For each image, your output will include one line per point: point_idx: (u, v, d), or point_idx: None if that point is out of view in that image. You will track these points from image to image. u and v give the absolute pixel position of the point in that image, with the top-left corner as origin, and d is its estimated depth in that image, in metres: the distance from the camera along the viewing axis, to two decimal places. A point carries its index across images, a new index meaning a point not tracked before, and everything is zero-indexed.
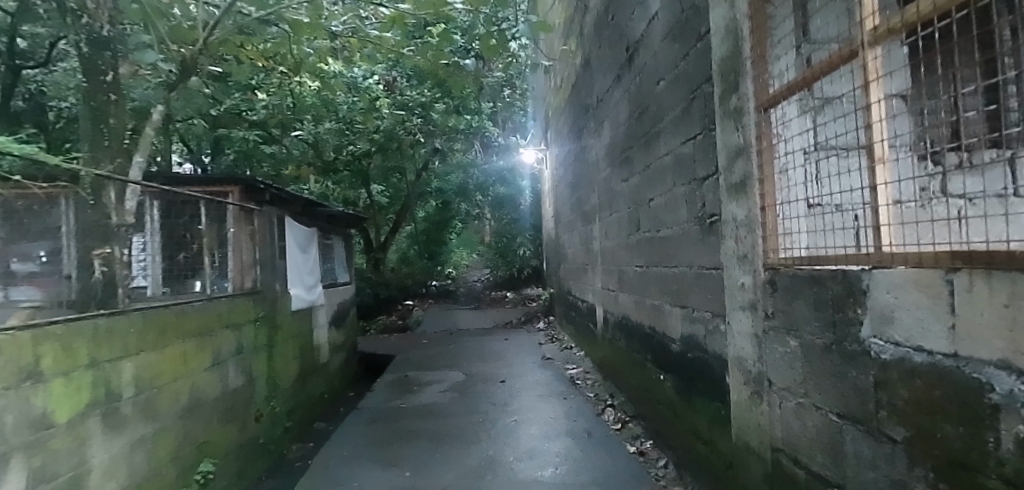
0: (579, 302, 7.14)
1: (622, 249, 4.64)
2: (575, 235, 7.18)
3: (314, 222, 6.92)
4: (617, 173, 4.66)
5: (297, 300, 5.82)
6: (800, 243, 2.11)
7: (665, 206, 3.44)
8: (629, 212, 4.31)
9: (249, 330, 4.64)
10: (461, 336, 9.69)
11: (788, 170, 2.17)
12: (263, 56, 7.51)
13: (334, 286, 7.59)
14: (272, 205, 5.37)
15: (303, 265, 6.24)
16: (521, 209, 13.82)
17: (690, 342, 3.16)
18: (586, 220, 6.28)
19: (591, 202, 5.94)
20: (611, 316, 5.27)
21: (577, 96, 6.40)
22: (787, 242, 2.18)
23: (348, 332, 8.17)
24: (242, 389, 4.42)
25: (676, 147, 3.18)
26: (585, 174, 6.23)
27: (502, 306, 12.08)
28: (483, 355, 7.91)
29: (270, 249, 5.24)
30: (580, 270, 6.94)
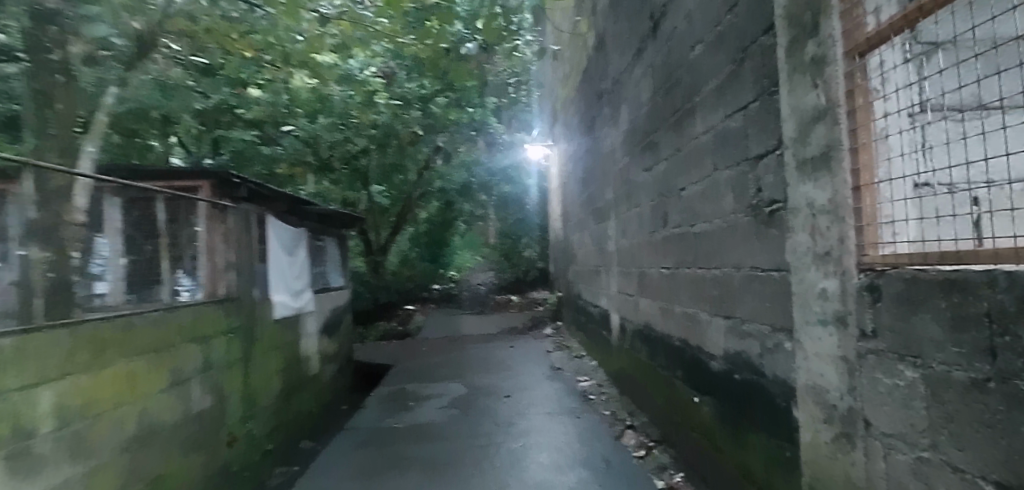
0: (591, 307, 6.56)
1: (645, 248, 4.05)
2: (587, 234, 6.59)
3: (303, 221, 6.35)
4: (638, 162, 4.08)
5: (281, 307, 5.27)
6: (916, 234, 1.50)
7: (703, 196, 2.86)
8: (654, 206, 3.72)
9: (221, 342, 4.07)
10: (464, 344, 9.10)
11: (895, 134, 1.55)
12: (251, 47, 6.96)
13: (327, 290, 7.03)
14: (251, 202, 4.77)
15: (291, 268, 5.70)
16: (527, 208, 13.28)
17: (736, 360, 2.57)
18: (600, 217, 5.69)
19: (605, 197, 5.36)
20: (629, 324, 4.66)
21: (589, 81, 5.81)
22: (895, 234, 1.57)
23: (341, 340, 7.60)
24: (211, 412, 3.85)
25: (719, 122, 2.60)
26: (599, 167, 5.65)
27: (507, 311, 11.49)
28: (486, 364, 7.33)
29: (250, 251, 4.67)
30: (592, 272, 6.36)
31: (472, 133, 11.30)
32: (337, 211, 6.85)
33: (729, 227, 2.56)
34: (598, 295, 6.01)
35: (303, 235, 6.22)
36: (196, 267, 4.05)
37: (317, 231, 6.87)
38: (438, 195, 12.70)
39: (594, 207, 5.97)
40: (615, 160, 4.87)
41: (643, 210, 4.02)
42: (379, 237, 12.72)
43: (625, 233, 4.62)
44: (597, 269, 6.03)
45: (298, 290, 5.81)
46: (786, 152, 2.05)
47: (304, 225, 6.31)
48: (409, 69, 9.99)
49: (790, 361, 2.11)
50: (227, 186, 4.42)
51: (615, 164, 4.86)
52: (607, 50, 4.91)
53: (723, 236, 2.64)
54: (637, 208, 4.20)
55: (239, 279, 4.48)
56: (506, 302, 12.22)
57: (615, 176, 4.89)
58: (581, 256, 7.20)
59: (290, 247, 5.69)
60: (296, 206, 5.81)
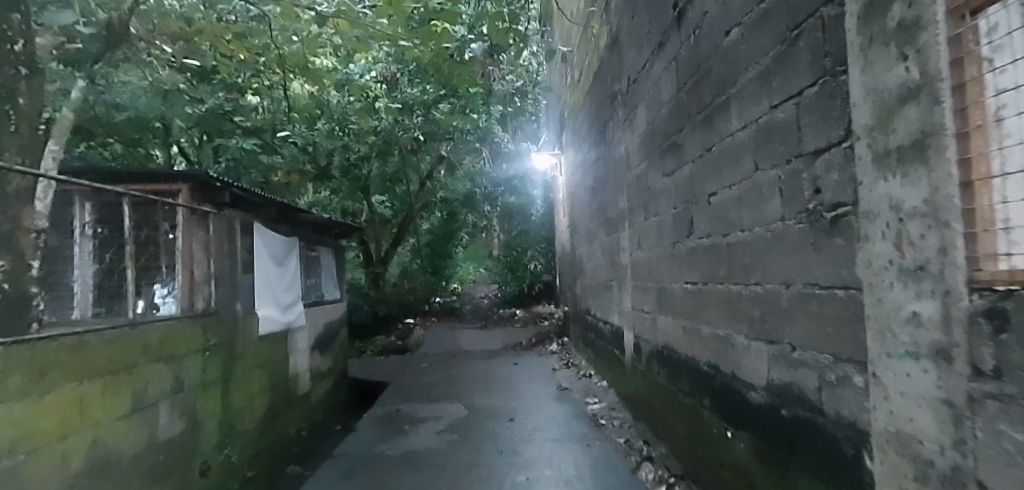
0: (601, 323, 6.15)
1: (665, 260, 3.67)
2: (597, 245, 6.21)
3: (296, 230, 5.99)
4: (657, 166, 3.72)
5: (268, 322, 4.88)
6: None
7: (739, 201, 2.49)
8: (677, 213, 3.35)
9: (195, 361, 3.67)
10: (466, 360, 8.70)
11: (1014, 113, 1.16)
12: (245, 48, 6.65)
13: (321, 303, 6.67)
14: (235, 208, 4.40)
15: (280, 280, 5.31)
16: (532, 219, 12.86)
17: (783, 393, 2.18)
18: (612, 228, 5.31)
19: (618, 205, 4.98)
20: (645, 343, 4.27)
21: (601, 84, 5.47)
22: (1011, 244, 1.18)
23: (336, 356, 7.21)
24: (180, 439, 3.45)
25: (762, 114, 2.23)
26: (611, 175, 5.30)
27: (511, 325, 11.08)
28: (488, 383, 6.91)
29: (234, 261, 4.30)
30: (602, 286, 5.97)
31: (475, 141, 10.93)
32: (333, 219, 6.49)
33: (775, 236, 2.18)
34: (609, 311, 5.61)
35: (296, 245, 5.85)
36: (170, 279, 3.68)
37: (313, 241, 6.51)
38: (441, 205, 12.36)
39: (606, 217, 5.59)
40: (630, 165, 4.51)
41: (664, 218, 3.64)
42: (379, 248, 12.35)
43: (641, 245, 4.24)
44: (608, 283, 5.64)
45: (286, 303, 5.42)
46: (857, 143, 1.68)
47: (298, 234, 5.95)
48: (411, 74, 9.65)
49: (861, 400, 1.72)
50: (211, 190, 4.07)
51: (630, 170, 4.50)
52: (621, 48, 4.57)
53: (766, 247, 2.26)
54: (655, 216, 3.82)
55: (222, 292, 4.10)
56: (509, 316, 11.79)
57: (630, 184, 4.53)
58: (590, 269, 6.80)
59: (279, 256, 5.31)
60: (288, 213, 5.45)
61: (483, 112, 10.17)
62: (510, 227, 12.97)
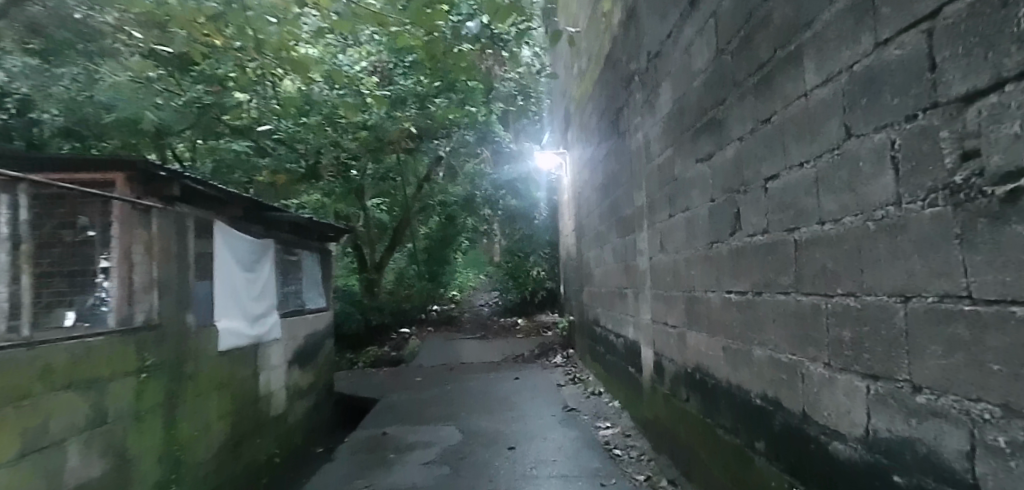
0: (612, 336, 5.48)
1: (697, 265, 3.02)
2: (608, 249, 5.55)
3: (273, 231, 5.36)
4: (688, 151, 3.08)
5: (230, 336, 4.23)
6: None
7: (818, 184, 1.84)
8: (716, 208, 2.71)
9: (126, 387, 3.01)
10: (463, 373, 8.05)
11: None
12: (218, 31, 6.04)
13: (302, 313, 6.03)
14: (187, 204, 3.73)
15: (250, 288, 4.66)
16: (536, 224, 12.09)
17: (897, 453, 1.52)
18: (627, 228, 4.67)
19: (635, 200, 4.34)
20: (668, 363, 3.62)
21: (615, 66, 4.83)
22: None
23: (320, 371, 6.57)
24: (100, 486, 2.78)
25: (865, 56, 1.58)
26: (625, 169, 4.67)
27: (513, 335, 10.41)
28: (487, 402, 6.24)
29: (186, 265, 3.65)
30: (615, 294, 5.30)
31: (475, 141, 10.45)
32: (316, 219, 5.85)
33: (884, 229, 1.53)
34: (623, 324, 4.95)
35: (270, 247, 5.20)
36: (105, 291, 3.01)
37: (294, 244, 5.88)
38: (439, 209, 11.72)
39: (619, 215, 4.95)
40: (650, 154, 3.86)
41: (697, 214, 2.99)
42: (374, 253, 11.70)
43: (665, 248, 3.59)
44: (621, 291, 4.99)
45: (257, 315, 4.77)
46: None
47: (274, 236, 5.31)
48: (405, 65, 8.99)
49: None
50: (157, 181, 3.41)
51: (650, 161, 3.86)
52: (640, 19, 3.95)
53: (867, 245, 1.60)
54: (685, 212, 3.18)
55: (169, 302, 3.45)
56: (510, 326, 11.11)
57: (650, 175, 3.88)
58: (600, 275, 6.15)
59: (248, 262, 4.66)
60: (259, 212, 4.79)
61: (482, 107, 9.58)
62: (512, 231, 12.33)
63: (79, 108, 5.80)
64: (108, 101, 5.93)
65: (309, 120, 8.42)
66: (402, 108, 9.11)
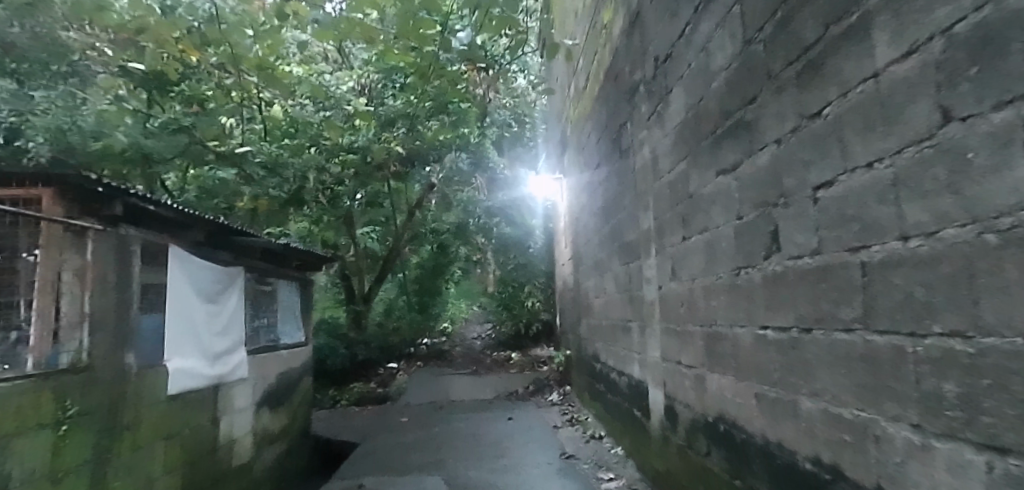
0: (615, 375, 4.96)
1: (721, 295, 2.57)
2: (609, 278, 5.08)
3: (246, 258, 4.89)
4: (708, 162, 2.66)
5: (183, 376, 3.69)
6: None
7: (900, 187, 1.40)
8: (746, 226, 2.29)
9: (41, 443, 2.48)
10: (453, 412, 7.48)
11: None
12: (192, 45, 5.64)
13: (276, 348, 5.51)
14: (134, 226, 3.22)
15: (213, 322, 4.12)
16: (530, 253, 11.67)
17: None
18: (631, 254, 4.22)
19: (641, 223, 3.91)
20: (683, 408, 3.13)
21: (617, 80, 4.47)
22: None
23: (295, 412, 6.01)
24: None
25: (976, 10, 1.12)
26: (629, 188, 4.25)
27: (506, 370, 9.84)
28: (476, 447, 5.66)
29: (129, 295, 3.14)
30: (617, 329, 4.82)
31: (469, 170, 10.30)
32: (294, 248, 5.40)
33: (1017, 244, 1.04)
34: (628, 363, 4.45)
35: (241, 275, 4.72)
36: (28, 324, 2.54)
37: (268, 273, 5.40)
38: (431, 238, 11.29)
39: (622, 241, 4.51)
40: (660, 169, 3.44)
41: (720, 235, 2.54)
42: (362, 284, 11.15)
43: (678, 275, 3.15)
44: (625, 325, 4.51)
45: (221, 352, 4.21)
46: None
47: (245, 263, 4.83)
48: (394, 81, 8.52)
49: None
50: (95, 200, 2.92)
51: (660, 177, 3.44)
52: (646, 23, 3.60)
53: (986, 266, 1.13)
54: (703, 233, 2.75)
55: (102, 338, 2.93)
56: (504, 360, 10.54)
57: (659, 193, 3.46)
58: (600, 307, 5.67)
59: (211, 293, 4.14)
60: (228, 237, 4.29)
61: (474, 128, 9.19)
62: (506, 260, 11.86)
63: (67, 137, 5.47)
64: (92, 128, 5.65)
65: (292, 142, 8.02)
66: (391, 129, 8.52)
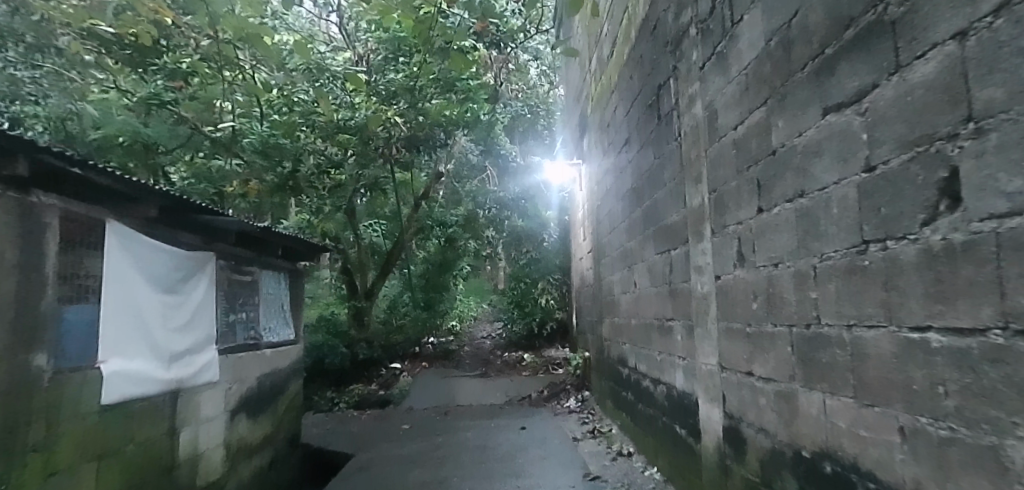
0: (648, 382, 4.23)
1: (829, 284, 1.83)
2: (642, 269, 4.32)
3: (219, 244, 4.20)
4: (809, 98, 1.92)
5: (129, 383, 2.99)
6: None
7: None
8: (883, 182, 1.56)
9: None
10: (459, 419, 6.78)
11: None
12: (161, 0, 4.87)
13: (257, 347, 4.83)
14: (41, 188, 2.49)
15: (170, 315, 3.42)
16: (544, 246, 10.93)
17: None
18: (674, 238, 3.48)
19: (688, 197, 3.17)
20: (756, 433, 2.38)
21: (655, 31, 3.72)
22: None
23: (282, 419, 5.32)
24: None
25: None
26: (671, 159, 3.50)
27: (518, 372, 9.11)
28: (485, 461, 4.95)
29: (38, 279, 2.45)
30: (652, 328, 4.08)
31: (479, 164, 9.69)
32: (279, 232, 4.71)
33: None
34: (667, 369, 3.70)
35: (212, 262, 4.06)
36: None
37: (248, 262, 4.73)
38: (438, 231, 10.50)
39: (662, 223, 3.75)
40: (721, 126, 2.70)
41: (830, 197, 1.81)
42: (366, 279, 10.44)
43: (750, 260, 2.43)
44: (663, 324, 3.77)
45: (182, 351, 3.51)
46: None
47: (215, 248, 4.13)
48: (398, 53, 7.71)
49: None
50: None
51: (720, 136, 2.70)
52: None
53: None
54: (796, 201, 2.03)
55: None
56: (515, 361, 9.81)
57: (718, 157, 2.73)
58: (627, 303, 4.92)
59: (167, 280, 3.43)
60: (191, 216, 3.60)
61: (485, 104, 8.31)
62: (518, 255, 11.13)
63: (66, 126, 5.42)
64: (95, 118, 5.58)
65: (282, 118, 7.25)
66: (391, 104, 7.70)
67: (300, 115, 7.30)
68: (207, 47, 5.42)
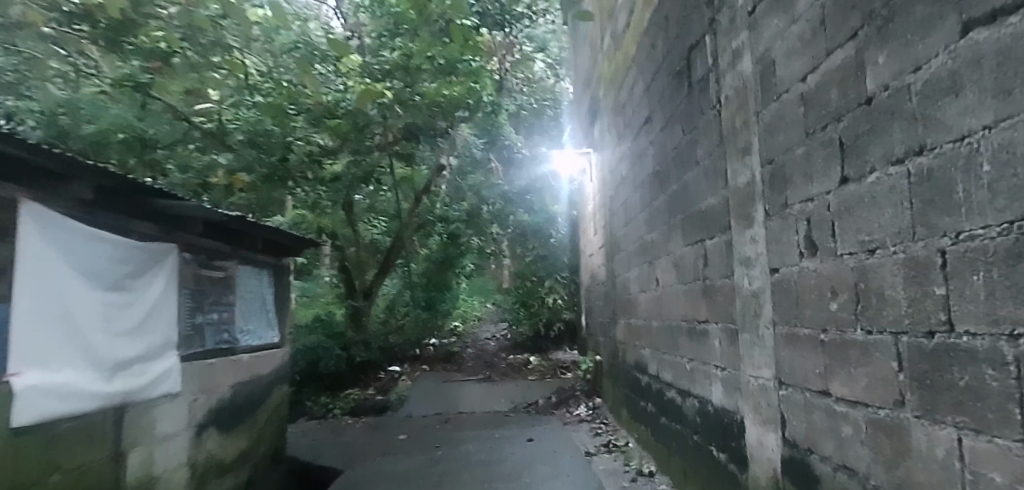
0: (674, 395, 3.67)
1: (972, 276, 1.27)
2: (667, 264, 3.75)
3: (184, 233, 3.65)
4: (935, 12, 1.35)
5: (57, 399, 2.44)
6: None
7: None
8: None
9: None
10: (461, 428, 6.23)
11: None
12: None
13: (235, 352, 4.30)
14: None
15: (111, 318, 2.88)
16: (551, 243, 10.36)
17: None
18: (712, 225, 2.92)
19: (732, 173, 2.61)
20: (839, 473, 1.83)
21: None
22: None
23: (263, 433, 4.78)
24: None
25: None
26: (707, 132, 2.94)
27: (524, 376, 8.56)
28: (488, 480, 4.41)
29: None
30: (679, 333, 3.52)
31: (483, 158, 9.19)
32: (256, 223, 4.16)
33: None
34: (702, 381, 3.14)
35: (172, 253, 3.51)
36: None
37: (221, 256, 4.17)
38: (440, 227, 9.98)
39: (694, 209, 3.19)
40: (781, 79, 2.14)
41: (981, 149, 1.24)
42: (363, 277, 9.93)
43: (830, 245, 1.87)
44: (695, 327, 3.21)
45: (129, 360, 2.97)
46: None
47: (178, 239, 3.59)
48: (394, 32, 7.19)
49: None
50: None
51: (780, 92, 2.15)
52: None
53: None
54: (915, 161, 1.46)
55: None
56: (521, 364, 9.26)
57: (778, 119, 2.17)
58: (647, 303, 4.36)
59: (110, 276, 2.90)
60: (140, 200, 3.07)
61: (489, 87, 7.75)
62: (524, 252, 10.57)
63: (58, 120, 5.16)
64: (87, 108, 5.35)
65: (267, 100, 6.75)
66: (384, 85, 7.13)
67: (287, 97, 6.67)
68: (176, 14, 4.85)
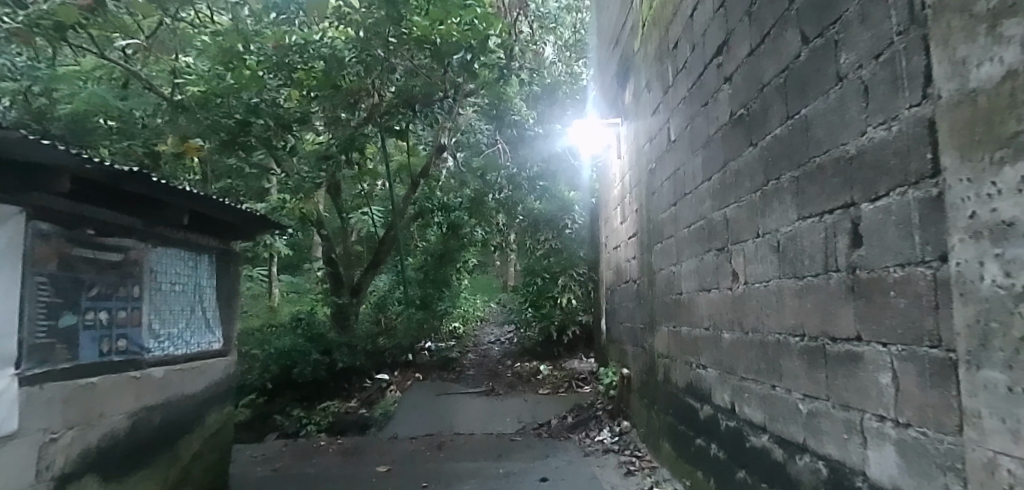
0: (771, 446, 2.44)
1: None
2: (761, 250, 2.54)
3: (54, 200, 2.46)
4: None
5: None
6: None
7: None
8: None
9: None
10: (453, 458, 5.03)
11: None
12: None
13: (147, 365, 3.12)
14: None
15: None
16: (567, 235, 9.16)
17: None
18: (881, 175, 1.71)
19: (959, 64, 1.36)
20: None
21: None
22: None
23: (194, 470, 3.59)
24: None
25: None
26: (876, 16, 1.71)
27: (534, 388, 7.36)
28: None
29: None
30: (787, 354, 2.30)
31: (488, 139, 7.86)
32: (171, 188, 2.96)
33: None
34: (841, 437, 1.92)
35: (16, 224, 2.26)
36: None
37: (124, 235, 2.99)
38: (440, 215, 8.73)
39: (830, 158, 1.99)
40: None
41: None
42: (351, 272, 8.74)
43: None
44: (829, 347, 2.00)
45: None
46: None
47: (35, 201, 2.37)
48: None
49: None
50: None
51: None
52: None
53: None
54: None
55: None
56: (529, 372, 8.05)
57: None
58: (716, 308, 3.14)
59: None
60: None
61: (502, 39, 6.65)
62: (534, 245, 9.39)
63: None
64: None
65: (222, 45, 5.56)
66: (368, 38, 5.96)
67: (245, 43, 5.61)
68: None
